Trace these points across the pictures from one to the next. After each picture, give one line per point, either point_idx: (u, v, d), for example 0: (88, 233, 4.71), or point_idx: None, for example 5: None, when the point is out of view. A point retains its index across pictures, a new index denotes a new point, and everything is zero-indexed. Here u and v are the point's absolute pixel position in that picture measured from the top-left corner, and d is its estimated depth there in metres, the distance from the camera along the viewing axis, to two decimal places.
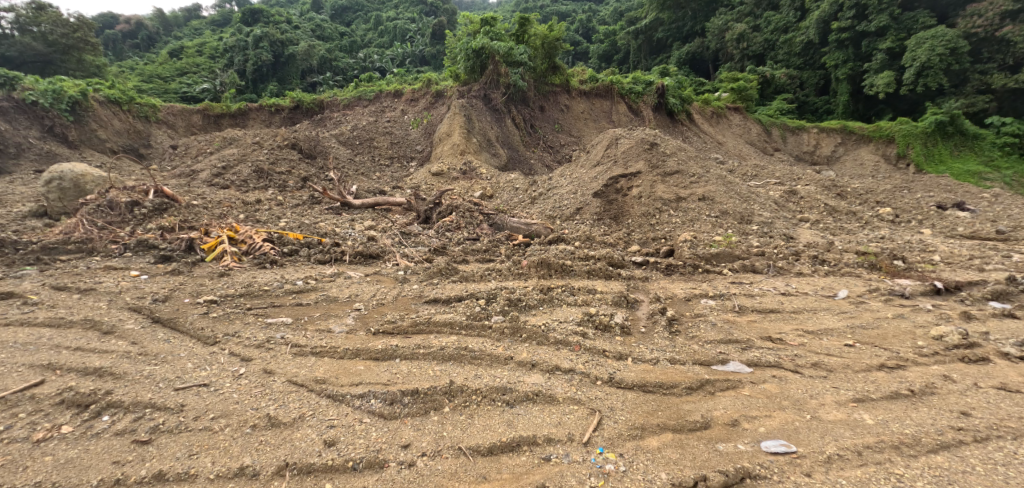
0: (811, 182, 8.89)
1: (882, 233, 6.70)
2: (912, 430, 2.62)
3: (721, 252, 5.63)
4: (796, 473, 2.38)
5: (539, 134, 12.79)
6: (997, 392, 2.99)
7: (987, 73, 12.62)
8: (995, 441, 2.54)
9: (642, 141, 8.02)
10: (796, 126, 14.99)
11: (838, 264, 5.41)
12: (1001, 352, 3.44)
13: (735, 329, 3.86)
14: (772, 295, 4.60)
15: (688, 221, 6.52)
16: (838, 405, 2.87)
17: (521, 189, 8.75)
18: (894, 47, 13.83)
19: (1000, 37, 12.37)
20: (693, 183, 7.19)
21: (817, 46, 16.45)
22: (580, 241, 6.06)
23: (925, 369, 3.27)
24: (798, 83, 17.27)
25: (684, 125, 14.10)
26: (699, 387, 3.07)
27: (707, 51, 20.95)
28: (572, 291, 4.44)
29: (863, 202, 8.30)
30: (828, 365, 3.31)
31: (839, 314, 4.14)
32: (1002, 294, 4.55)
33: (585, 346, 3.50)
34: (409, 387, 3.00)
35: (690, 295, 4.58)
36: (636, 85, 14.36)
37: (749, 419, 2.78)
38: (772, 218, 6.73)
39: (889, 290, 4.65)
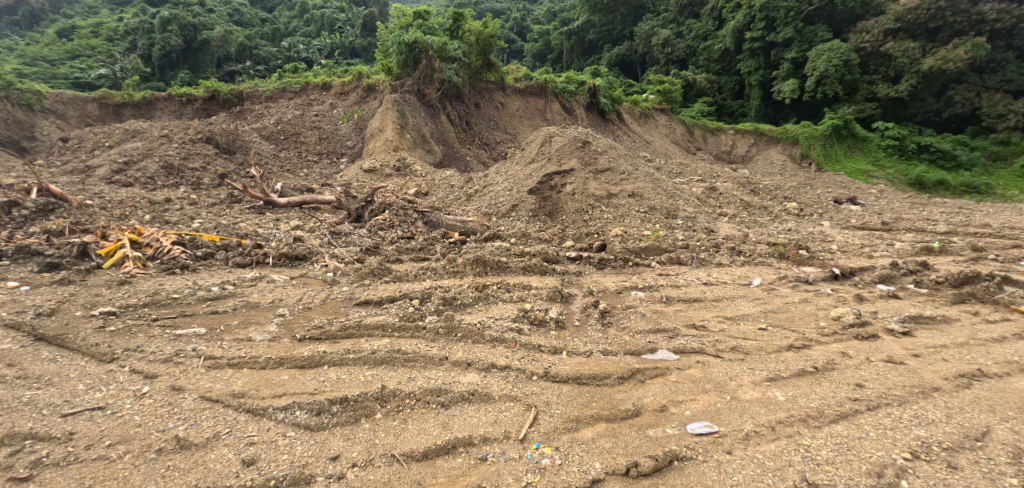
0: (729, 179, 9.54)
1: (790, 225, 7.32)
2: (817, 403, 2.87)
3: (649, 245, 5.88)
4: (718, 451, 2.52)
5: (474, 131, 12.70)
6: (886, 364, 3.34)
7: (873, 83, 14.33)
8: (885, 408, 2.84)
9: (575, 139, 8.20)
10: (715, 127, 15.98)
11: (752, 255, 5.85)
12: (887, 329, 3.86)
13: (662, 318, 4.07)
14: (695, 285, 4.88)
15: (619, 216, 6.75)
16: (754, 384, 3.09)
17: (457, 186, 8.66)
18: (798, 58, 15.39)
19: (883, 52, 14.10)
20: (623, 179, 7.46)
21: (733, 53, 17.76)
22: (516, 237, 6.10)
23: (827, 347, 3.60)
24: (717, 87, 18.36)
25: (614, 125, 14.62)
26: (630, 376, 3.19)
27: (636, 54, 21.87)
28: (507, 287, 4.44)
29: (773, 197, 9.03)
30: (745, 348, 3.56)
31: (754, 301, 4.48)
32: (887, 277, 5.14)
33: (520, 342, 3.52)
34: (338, 394, 2.86)
35: (621, 287, 4.75)
36: (569, 84, 14.67)
37: (677, 403, 2.92)
38: (695, 213, 7.15)
39: (796, 277, 5.10)
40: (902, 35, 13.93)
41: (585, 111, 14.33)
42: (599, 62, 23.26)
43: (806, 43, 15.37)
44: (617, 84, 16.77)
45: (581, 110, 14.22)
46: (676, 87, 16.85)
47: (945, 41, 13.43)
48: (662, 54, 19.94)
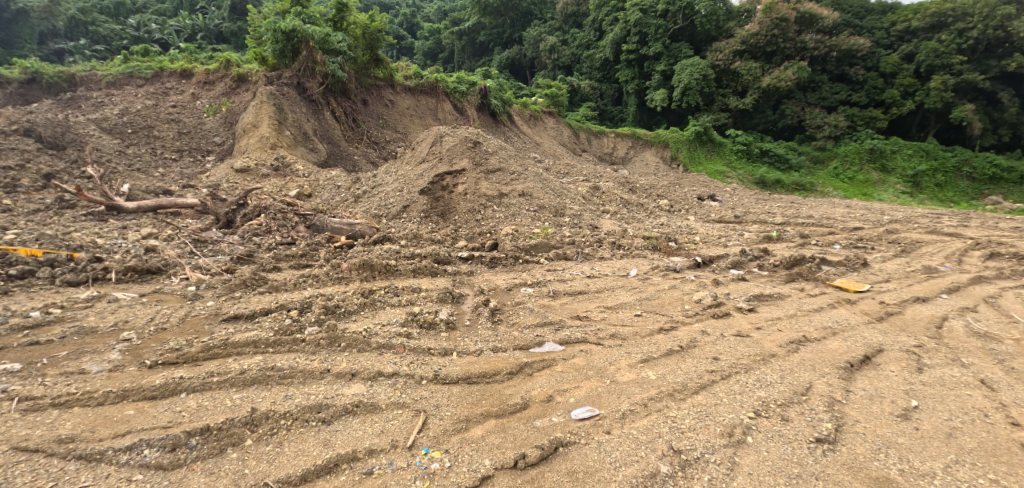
0: (611, 179, 10.26)
1: (662, 220, 8.09)
2: (682, 378, 3.20)
3: (538, 242, 6.11)
4: (599, 432, 2.70)
5: (361, 129, 12.10)
6: (736, 338, 3.83)
7: (726, 96, 16.94)
8: (734, 375, 3.24)
9: (465, 139, 8.22)
10: (598, 131, 16.98)
11: (630, 248, 6.36)
12: (737, 308, 4.44)
13: (549, 312, 4.25)
14: (580, 278, 5.19)
15: (510, 215, 6.90)
16: (630, 367, 3.36)
17: (344, 187, 8.21)
18: (666, 70, 17.22)
19: (732, 70, 16.77)
20: (513, 179, 7.66)
21: (612, 63, 19.19)
22: (408, 240, 5.95)
23: (689, 327, 4.04)
24: (598, 93, 19.64)
25: (505, 126, 14.97)
26: (518, 371, 3.29)
27: (525, 58, 22.53)
28: (396, 291, 4.32)
29: (648, 195, 9.88)
30: (622, 334, 3.86)
31: (631, 290, 4.88)
32: (738, 262, 5.91)
33: (409, 346, 3.45)
34: (198, 424, 2.56)
35: (511, 285, 4.87)
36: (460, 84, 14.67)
37: (561, 392, 3.07)
38: (580, 211, 7.58)
39: (666, 267, 5.64)
40: (746, 56, 16.79)
41: (477, 112, 14.55)
42: (490, 63, 23.60)
43: (672, 58, 17.31)
44: (507, 86, 17.09)
45: (473, 110, 14.42)
46: (562, 91, 17.64)
47: (778, 63, 16.67)
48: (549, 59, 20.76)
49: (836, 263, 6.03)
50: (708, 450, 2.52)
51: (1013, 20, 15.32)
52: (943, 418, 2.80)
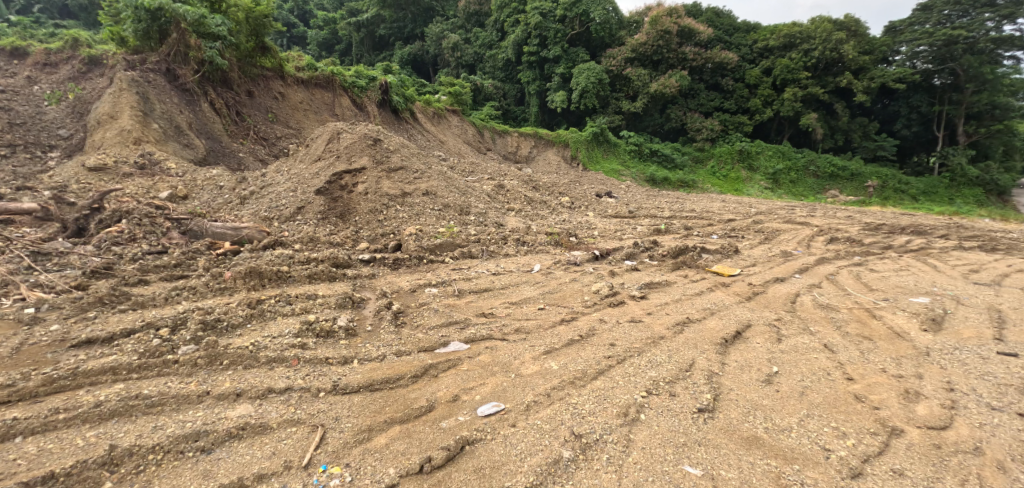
0: (515, 177, 10.44)
1: (564, 217, 8.42)
2: (582, 366, 3.35)
3: (444, 242, 6.03)
4: (505, 426, 2.74)
5: (247, 124, 10.82)
6: (630, 324, 4.11)
7: (620, 99, 18.39)
8: (629, 359, 3.47)
9: (364, 136, 7.86)
10: (501, 130, 17.09)
11: (533, 244, 6.55)
12: (630, 296, 4.76)
13: (455, 311, 4.23)
14: (485, 275, 5.23)
15: (414, 214, 6.72)
16: (534, 359, 3.45)
17: (228, 187, 7.40)
18: (565, 73, 18.00)
19: (624, 76, 18.24)
20: (417, 178, 7.50)
21: (514, 64, 19.59)
22: (303, 243, 5.55)
23: (588, 316, 4.26)
24: (502, 93, 19.89)
25: (407, 124, 14.57)
26: (423, 373, 3.24)
27: (427, 55, 21.94)
28: (288, 299, 4.01)
29: (551, 192, 10.21)
30: (526, 328, 3.96)
31: (534, 285, 5.01)
32: (631, 254, 6.33)
33: (305, 358, 3.25)
34: (40, 472, 2.21)
35: (415, 286, 4.76)
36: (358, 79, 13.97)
37: (467, 391, 3.07)
38: (485, 209, 7.63)
39: (567, 261, 5.88)
40: (637, 63, 18.32)
41: (377, 108, 13.96)
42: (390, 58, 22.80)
43: (571, 61, 18.16)
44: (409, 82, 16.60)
45: (373, 106, 13.78)
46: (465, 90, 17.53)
47: (663, 71, 18.42)
48: (452, 57, 20.54)
49: (713, 251, 6.72)
50: (606, 431, 2.66)
51: (843, 44, 18.33)
52: (797, 380, 3.23)
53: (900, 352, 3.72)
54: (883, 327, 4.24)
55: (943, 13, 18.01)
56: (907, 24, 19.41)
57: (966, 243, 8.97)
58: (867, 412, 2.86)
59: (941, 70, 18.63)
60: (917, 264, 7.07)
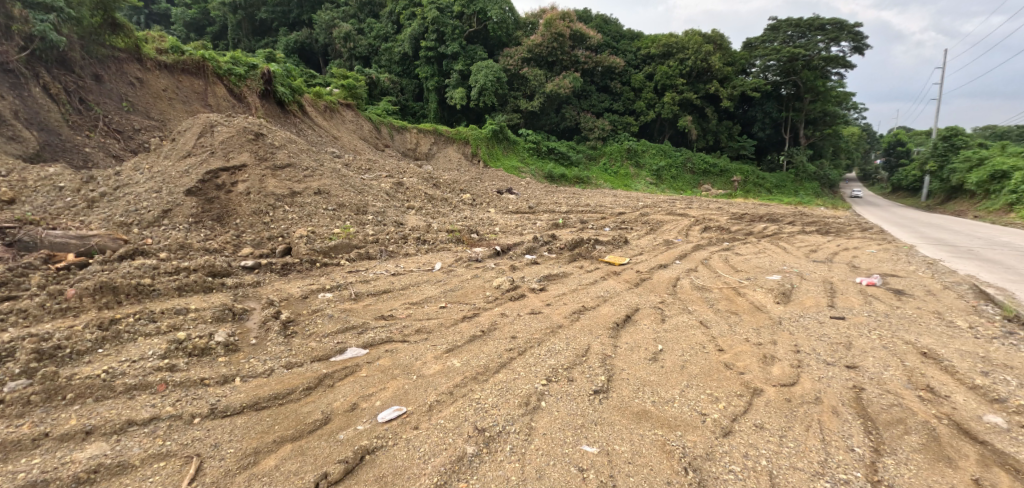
0: (414, 174, 10.19)
1: (466, 214, 8.43)
2: (485, 361, 3.38)
3: (339, 243, 5.70)
4: (406, 429, 2.68)
5: (94, 113, 8.55)
6: (530, 315, 4.23)
7: (518, 98, 18.89)
8: (530, 349, 3.57)
9: (244, 130, 7.24)
10: (401, 126, 15.63)
11: (434, 242, 6.46)
12: (530, 289, 4.91)
13: (351, 316, 4.03)
14: (385, 276, 5.05)
15: (305, 215, 6.26)
16: (436, 358, 3.41)
17: (69, 187, 6.20)
18: (464, 70, 17.98)
19: (521, 75, 18.75)
20: (307, 176, 7.04)
21: (411, 58, 19.08)
22: (171, 251, 4.87)
23: (490, 311, 4.31)
24: (399, 88, 19.22)
25: (295, 116, 12.60)
26: (318, 384, 3.06)
27: (316, 44, 20.51)
28: (152, 316, 3.54)
29: (452, 190, 10.12)
30: (427, 327, 3.89)
31: (436, 283, 4.95)
32: (531, 248, 6.52)
33: (174, 382, 2.91)
34: None
35: (306, 292, 4.44)
36: (236, 66, 11.69)
37: (366, 397, 2.95)
38: (384, 207, 7.36)
39: (468, 257, 5.91)
40: (532, 63, 18.99)
41: (259, 99, 11.84)
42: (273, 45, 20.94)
43: (469, 58, 18.21)
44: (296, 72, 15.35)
45: (254, 97, 11.70)
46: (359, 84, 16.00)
47: (558, 72, 19.30)
48: (344, 48, 19.43)
49: (607, 243, 7.16)
50: (508, 422, 2.72)
51: (711, 55, 20.60)
52: (678, 355, 3.56)
53: (759, 323, 4.28)
54: (746, 302, 4.84)
55: (786, 34, 22.14)
56: (760, 42, 23.14)
57: (807, 228, 10.58)
58: (735, 377, 3.24)
59: (786, 82, 22.82)
60: (771, 247, 8.17)
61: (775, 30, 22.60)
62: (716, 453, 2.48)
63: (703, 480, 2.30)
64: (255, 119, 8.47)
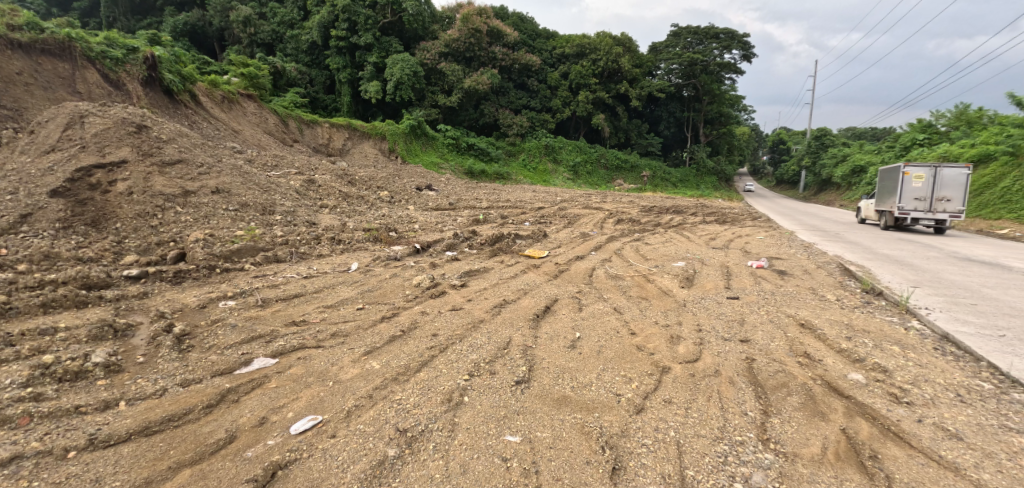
0: (327, 171, 9.66)
1: (384, 212, 8.15)
2: (406, 361, 3.31)
3: (242, 246, 5.26)
4: (322, 439, 2.55)
5: None
6: (451, 312, 4.20)
7: (436, 93, 18.59)
8: (451, 346, 3.54)
9: (123, 122, 6.50)
10: (310, 119, 14.70)
11: (350, 242, 6.18)
12: (452, 285, 4.88)
13: (258, 324, 3.74)
14: (296, 280, 4.75)
15: (202, 217, 5.67)
16: (353, 362, 3.28)
17: None
18: (378, 62, 17.37)
19: (438, 70, 18.46)
20: (202, 174, 6.45)
21: (321, 48, 18.04)
22: (34, 262, 4.17)
23: (410, 310, 4.21)
24: (308, 79, 18.07)
25: (188, 109, 10.60)
26: (220, 400, 2.82)
27: (211, 27, 18.82)
28: (9, 340, 3.04)
29: (368, 187, 9.71)
30: (344, 331, 3.72)
31: (352, 284, 4.75)
32: (452, 245, 6.47)
33: (42, 413, 2.53)
34: None
35: (204, 301, 4.04)
36: (112, 49, 9.62)
37: (277, 410, 2.76)
38: (293, 207, 6.91)
39: (386, 256, 5.74)
40: (450, 58, 18.76)
41: (144, 88, 9.72)
42: (158, 26, 18.81)
43: (384, 50, 17.61)
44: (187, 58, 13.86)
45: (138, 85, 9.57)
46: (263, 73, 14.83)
47: (476, 68, 19.30)
48: (243, 33, 17.91)
49: (527, 237, 7.29)
50: (430, 420, 2.68)
51: (621, 57, 21.70)
52: (595, 341, 3.72)
53: (667, 305, 4.61)
54: (655, 288, 5.18)
55: (687, 40, 23.98)
56: (665, 47, 24.81)
57: (707, 219, 11.53)
58: (646, 358, 3.45)
59: (687, 84, 24.63)
60: (677, 236, 8.79)
61: (677, 36, 24.33)
62: (631, 430, 2.63)
63: (619, 456, 2.43)
64: (137, 109, 7.57)
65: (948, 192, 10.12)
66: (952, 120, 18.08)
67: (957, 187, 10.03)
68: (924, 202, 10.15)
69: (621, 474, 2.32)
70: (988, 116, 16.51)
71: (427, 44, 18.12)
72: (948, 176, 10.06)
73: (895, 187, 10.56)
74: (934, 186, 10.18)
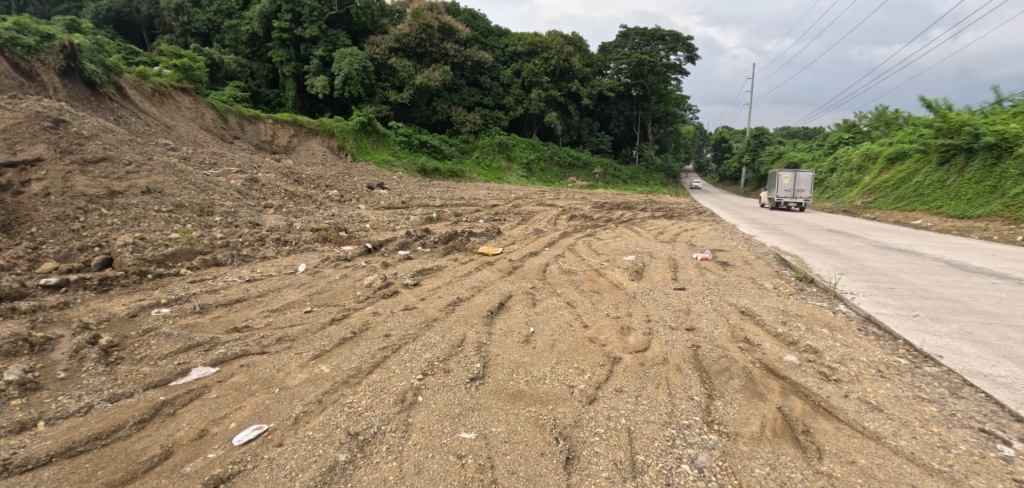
0: (271, 170, 9.24)
1: (333, 211, 7.88)
2: (357, 363, 3.22)
3: (177, 249, 4.93)
4: (268, 448, 2.43)
5: None
6: (404, 312, 4.12)
7: (386, 89, 18.18)
8: (404, 346, 3.47)
9: (36, 116, 5.99)
10: (252, 115, 13.99)
11: (297, 243, 5.94)
12: (404, 285, 4.79)
13: (196, 332, 3.52)
14: (237, 284, 4.51)
15: (132, 218, 5.27)
16: (301, 367, 3.15)
17: None
18: (325, 56, 16.78)
19: (389, 65, 18.06)
20: (130, 174, 6.02)
21: (262, 39, 17.22)
22: None
23: (362, 311, 4.11)
24: (248, 72, 17.18)
25: (114, 103, 9.66)
26: (153, 414, 2.64)
27: (138, 14, 17.69)
28: None
29: (316, 186, 9.35)
30: (291, 335, 3.58)
31: (299, 287, 4.57)
32: (404, 244, 6.34)
33: None
34: None
35: (134, 309, 3.76)
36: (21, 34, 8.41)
37: (218, 421, 2.61)
38: (234, 207, 6.56)
39: (336, 257, 5.55)
40: (400, 54, 18.38)
41: (61, 81, 8.56)
42: (77, 12, 17.38)
43: (330, 44, 17.03)
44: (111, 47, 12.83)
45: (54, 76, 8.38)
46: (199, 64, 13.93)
47: (427, 64, 19.04)
48: (176, 21, 17.20)
49: (480, 234, 7.28)
50: (383, 422, 2.62)
51: (572, 56, 22.09)
52: (548, 335, 3.77)
53: (618, 298, 4.73)
54: (606, 281, 5.31)
55: (635, 41, 24.71)
56: (614, 47, 25.48)
57: (656, 214, 11.92)
58: (597, 349, 3.53)
59: (635, 84, 25.37)
60: (627, 231, 9.04)
61: (626, 37, 25.01)
62: (584, 420, 2.68)
63: (573, 446, 2.48)
64: (53, 102, 6.95)
65: (803, 185, 15.07)
66: (873, 120, 19.63)
67: (807, 183, 15.05)
68: (789, 193, 15.05)
69: (575, 463, 2.37)
70: (903, 117, 18.04)
71: (376, 39, 17.67)
72: (802, 176, 14.94)
73: (774, 184, 15.44)
74: (794, 182, 15.13)
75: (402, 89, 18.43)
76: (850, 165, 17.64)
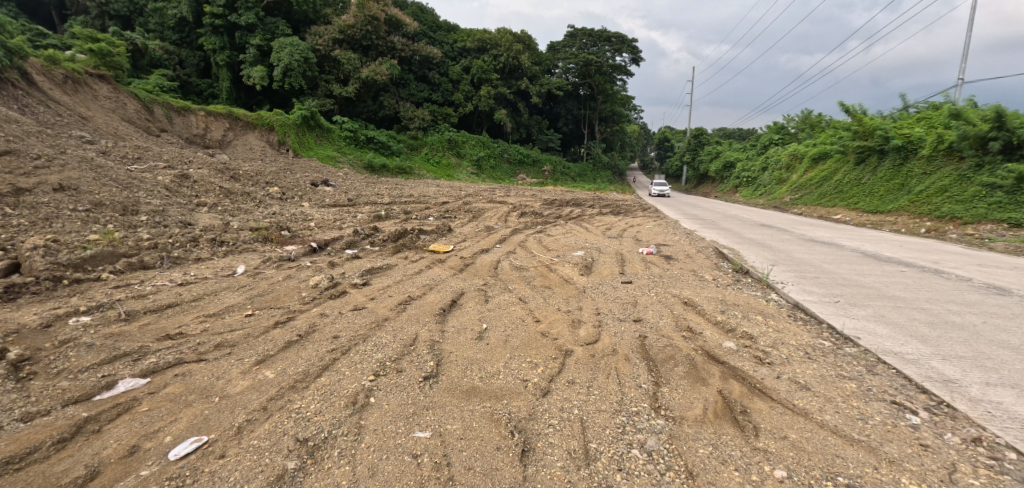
0: (203, 165, 8.67)
1: (274, 209, 7.52)
2: (305, 367, 3.10)
3: (98, 252, 4.53)
4: (209, 460, 2.30)
5: None
6: (353, 312, 4.01)
7: (329, 82, 17.52)
8: (354, 347, 3.38)
9: None
10: (181, 106, 13.06)
11: (235, 243, 5.63)
12: (352, 285, 4.65)
13: (123, 341, 3.26)
14: (169, 288, 4.22)
15: (46, 219, 4.80)
16: (242, 374, 2.99)
17: None
18: (263, 46, 15.93)
19: (332, 57, 17.41)
20: (42, 170, 5.50)
21: (191, 25, 16.12)
22: None
23: (307, 313, 3.95)
24: (176, 60, 16.05)
25: (19, 90, 8.69)
26: (76, 432, 2.43)
27: None
28: None
29: (255, 183, 8.90)
30: (230, 341, 3.39)
31: (239, 289, 4.33)
32: (351, 243, 6.16)
33: None
34: None
35: (47, 319, 3.42)
36: None
37: (151, 435, 2.44)
38: (162, 205, 6.12)
39: (279, 258, 5.31)
40: (345, 45, 17.75)
41: None
42: None
43: (268, 32, 16.15)
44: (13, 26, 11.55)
45: None
46: (119, 49, 12.83)
47: (374, 57, 18.52)
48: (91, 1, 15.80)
49: (431, 232, 7.20)
50: (335, 426, 2.55)
51: (521, 54, 22.29)
52: (501, 331, 3.79)
53: (569, 293, 4.82)
54: (557, 277, 5.39)
55: (582, 42, 25.25)
56: (562, 47, 25.94)
57: (604, 210, 12.27)
58: (550, 343, 3.60)
59: (583, 84, 25.96)
60: (576, 227, 9.23)
61: (574, 37, 25.53)
62: (538, 413, 2.73)
63: (527, 438, 2.52)
64: None
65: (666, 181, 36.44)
66: (799, 123, 21.15)
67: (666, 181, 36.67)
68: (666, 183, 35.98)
69: (530, 455, 2.41)
70: (825, 120, 19.54)
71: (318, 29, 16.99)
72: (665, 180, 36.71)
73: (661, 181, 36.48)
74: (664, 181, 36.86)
75: (347, 82, 17.83)
76: (780, 164, 18.86)
